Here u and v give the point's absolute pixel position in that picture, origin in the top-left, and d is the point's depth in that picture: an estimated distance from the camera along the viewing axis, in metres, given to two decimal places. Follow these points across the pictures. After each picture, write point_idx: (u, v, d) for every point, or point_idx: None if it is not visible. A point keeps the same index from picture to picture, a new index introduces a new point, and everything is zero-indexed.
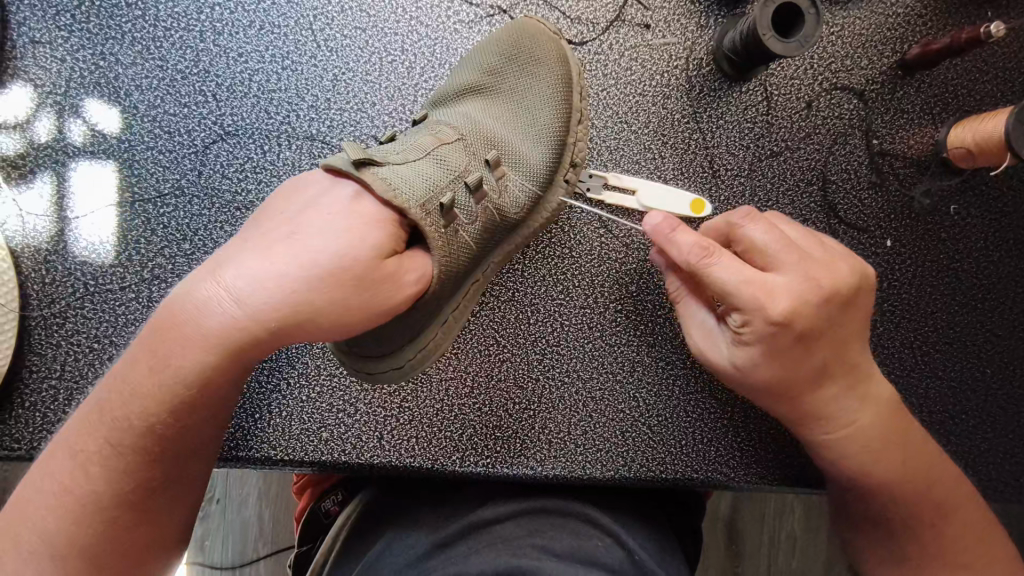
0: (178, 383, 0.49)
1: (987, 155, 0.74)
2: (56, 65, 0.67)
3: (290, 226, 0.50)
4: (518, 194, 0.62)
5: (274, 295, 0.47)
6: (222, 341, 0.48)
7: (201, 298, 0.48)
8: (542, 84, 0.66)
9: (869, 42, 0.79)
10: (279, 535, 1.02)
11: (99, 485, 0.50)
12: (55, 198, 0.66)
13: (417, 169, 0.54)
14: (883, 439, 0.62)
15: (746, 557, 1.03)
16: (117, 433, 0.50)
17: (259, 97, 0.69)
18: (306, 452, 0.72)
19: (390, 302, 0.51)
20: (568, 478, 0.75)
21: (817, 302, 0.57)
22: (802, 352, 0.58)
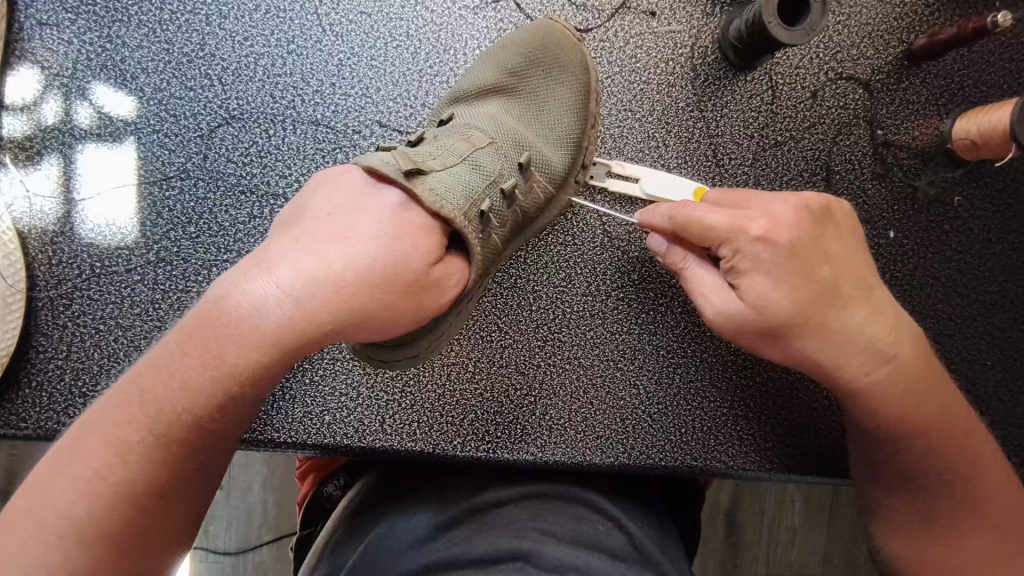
0: (228, 379, 0.47)
1: (992, 146, 0.75)
2: (63, 47, 0.67)
3: (336, 228, 0.50)
4: (538, 196, 0.63)
5: (331, 295, 0.47)
6: (278, 341, 0.46)
7: (257, 297, 0.46)
8: (564, 90, 0.66)
9: (875, 31, 0.79)
10: (282, 522, 1.03)
11: (133, 474, 0.46)
12: (61, 180, 0.67)
13: (458, 176, 0.55)
14: (906, 370, 0.59)
15: (746, 550, 1.04)
16: (153, 430, 0.46)
17: (265, 81, 0.69)
18: (308, 435, 0.73)
19: (432, 308, 0.52)
20: (568, 464, 0.75)
21: (814, 228, 0.57)
22: (812, 278, 0.56)
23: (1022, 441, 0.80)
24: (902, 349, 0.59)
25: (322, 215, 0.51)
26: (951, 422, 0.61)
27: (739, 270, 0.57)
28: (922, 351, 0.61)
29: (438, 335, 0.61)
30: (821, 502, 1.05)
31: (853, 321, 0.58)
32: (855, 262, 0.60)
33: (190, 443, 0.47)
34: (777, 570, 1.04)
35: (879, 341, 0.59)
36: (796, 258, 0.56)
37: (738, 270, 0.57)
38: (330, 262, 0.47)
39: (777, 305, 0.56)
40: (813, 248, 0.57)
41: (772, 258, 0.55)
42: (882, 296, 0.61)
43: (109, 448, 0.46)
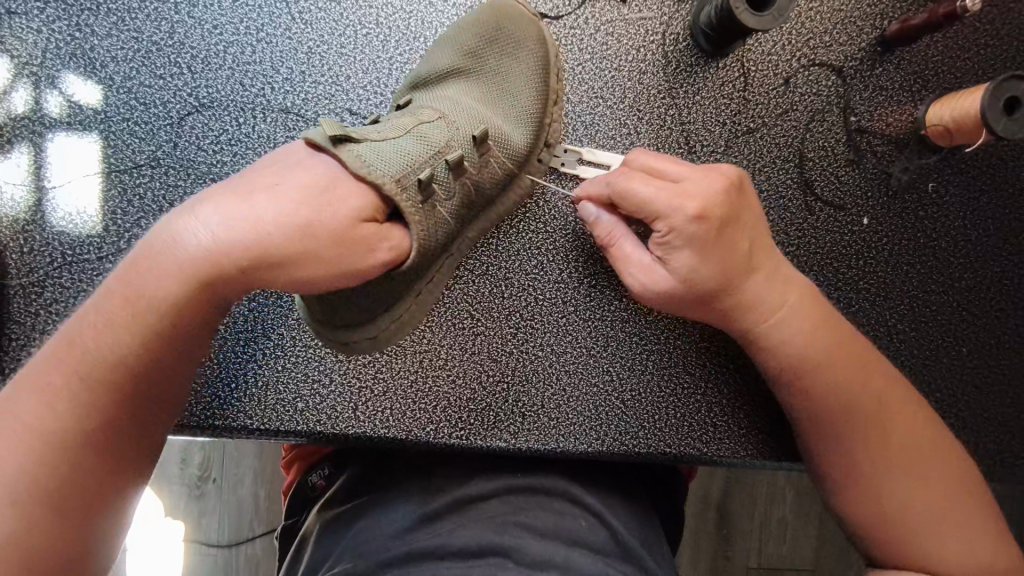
0: (153, 313, 0.50)
1: (964, 131, 0.75)
2: (32, 36, 0.67)
3: (272, 177, 0.52)
4: (497, 170, 0.64)
5: (253, 237, 0.49)
6: (194, 276, 0.49)
7: (184, 234, 0.50)
8: (521, 67, 0.67)
9: (848, 17, 0.79)
10: (272, 516, 1.03)
11: (66, 422, 0.50)
12: (32, 168, 0.67)
13: (398, 146, 0.56)
14: (818, 336, 0.64)
15: (736, 540, 1.04)
16: (88, 367, 0.50)
17: (234, 69, 0.69)
18: (282, 422, 0.73)
19: (362, 267, 0.51)
20: (541, 451, 0.75)
21: (734, 201, 0.61)
22: (729, 249, 0.61)
23: (996, 427, 0.81)
24: (809, 319, 0.64)
25: (265, 167, 0.53)
26: (876, 388, 0.64)
27: (670, 244, 0.61)
28: (831, 318, 0.65)
29: (402, 309, 0.62)
30: (808, 492, 1.05)
31: (762, 289, 0.63)
32: (765, 234, 0.64)
33: (121, 386, 0.51)
34: (768, 561, 1.05)
35: (778, 305, 0.64)
36: (719, 230, 0.60)
37: (668, 244, 0.61)
38: (258, 207, 0.49)
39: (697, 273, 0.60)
40: (731, 220, 0.60)
41: (696, 228, 0.59)
42: (790, 270, 0.65)
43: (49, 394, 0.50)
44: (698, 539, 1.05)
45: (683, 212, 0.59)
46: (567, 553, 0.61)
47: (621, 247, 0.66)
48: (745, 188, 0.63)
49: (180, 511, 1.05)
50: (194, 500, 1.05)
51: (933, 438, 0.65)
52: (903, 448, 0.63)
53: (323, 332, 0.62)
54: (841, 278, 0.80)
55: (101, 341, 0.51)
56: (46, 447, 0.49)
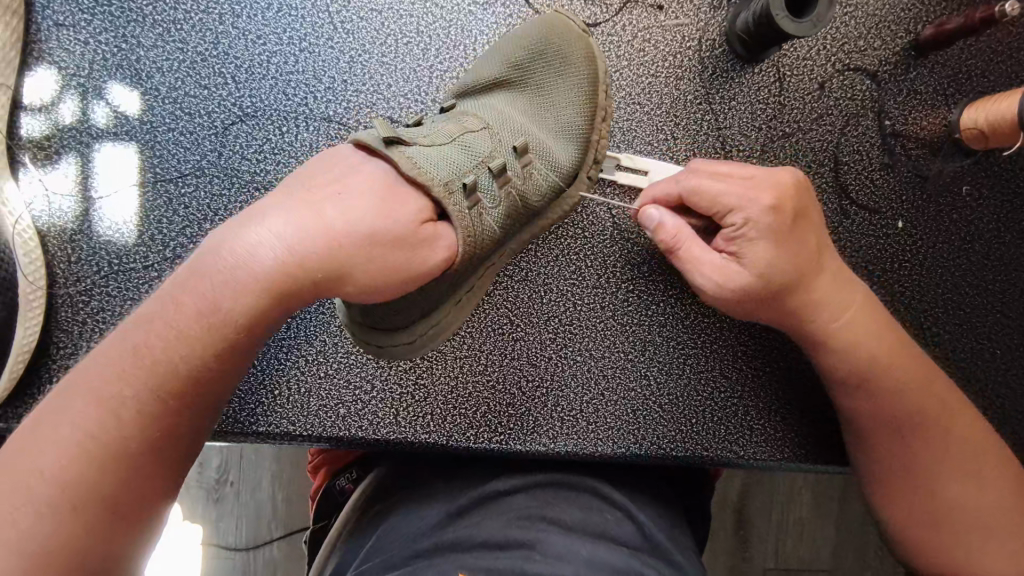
0: (227, 325, 0.50)
1: (1000, 134, 0.75)
2: (80, 48, 0.68)
3: (337, 186, 0.52)
4: (541, 182, 0.63)
5: (324, 246, 0.50)
6: (269, 285, 0.49)
7: (251, 241, 0.50)
8: (568, 83, 0.67)
9: (883, 22, 0.79)
10: (292, 517, 1.04)
11: (122, 433, 0.48)
12: (79, 178, 0.68)
13: (443, 153, 0.56)
14: (882, 332, 0.65)
15: (755, 540, 1.05)
16: (145, 375, 0.49)
17: (278, 79, 0.70)
18: (323, 427, 0.73)
19: (420, 270, 0.52)
20: (579, 454, 0.75)
21: (805, 202, 0.64)
22: (804, 244, 0.63)
23: None
24: (873, 320, 0.66)
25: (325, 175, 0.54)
26: (936, 389, 0.66)
27: (745, 237, 0.62)
28: (891, 320, 0.67)
29: (435, 319, 0.63)
30: (831, 493, 1.05)
31: (832, 284, 0.65)
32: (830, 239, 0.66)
33: (183, 396, 0.50)
34: (787, 561, 1.05)
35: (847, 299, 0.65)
36: (794, 225, 0.62)
37: (743, 237, 0.62)
38: (330, 216, 0.51)
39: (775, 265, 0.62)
40: (801, 219, 0.63)
41: (771, 221, 0.61)
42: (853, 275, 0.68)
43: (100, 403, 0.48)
44: (718, 539, 1.05)
45: (761, 205, 0.61)
46: (595, 544, 0.62)
47: (688, 249, 0.64)
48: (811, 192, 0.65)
49: (196, 516, 1.04)
50: (210, 503, 1.04)
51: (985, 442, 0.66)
52: (958, 448, 0.65)
53: (360, 333, 0.62)
54: (875, 281, 0.80)
55: (159, 346, 0.49)
56: (100, 458, 0.47)
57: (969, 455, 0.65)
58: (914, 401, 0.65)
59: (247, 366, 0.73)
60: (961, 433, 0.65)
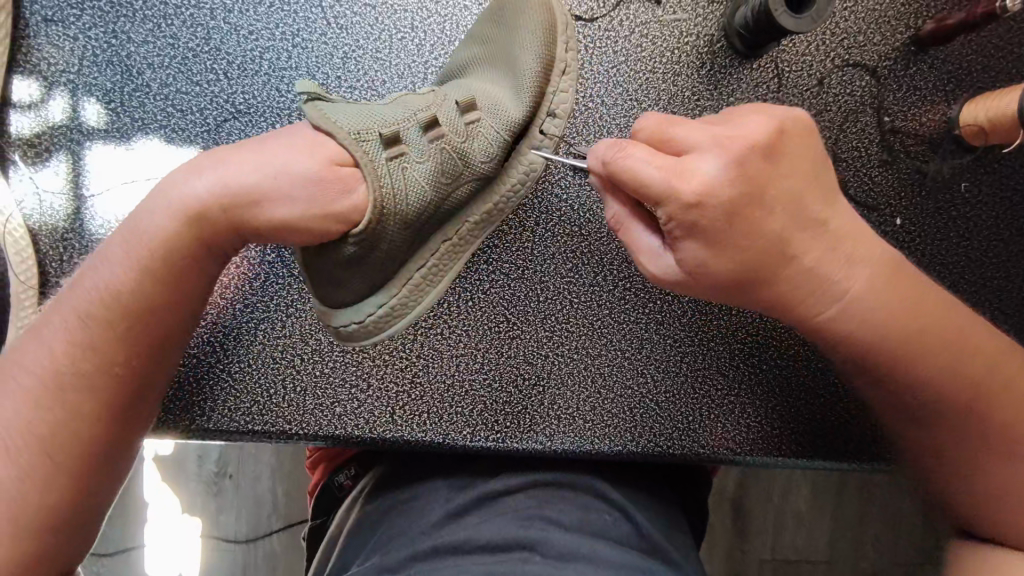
0: (160, 252, 0.54)
1: (1000, 131, 0.75)
2: (69, 44, 0.67)
3: (264, 140, 0.54)
4: (490, 140, 0.60)
5: (239, 192, 0.52)
6: (196, 214, 0.53)
7: (188, 180, 0.54)
8: (522, 33, 0.63)
9: (882, 17, 0.78)
10: (292, 511, 1.04)
11: (80, 358, 0.54)
12: (71, 177, 0.67)
13: (371, 110, 0.56)
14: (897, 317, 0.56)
15: (752, 534, 1.05)
16: (92, 308, 0.54)
17: (270, 75, 0.69)
18: (320, 426, 0.73)
19: (334, 207, 0.52)
20: (577, 453, 0.75)
21: (760, 179, 0.49)
22: (759, 233, 0.50)
23: None
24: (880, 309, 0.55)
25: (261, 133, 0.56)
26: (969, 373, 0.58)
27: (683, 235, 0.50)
28: (905, 288, 0.56)
29: (397, 287, 0.63)
30: (829, 488, 1.06)
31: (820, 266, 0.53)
32: (824, 197, 0.53)
33: (125, 321, 0.55)
34: (783, 554, 1.05)
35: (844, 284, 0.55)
36: (735, 213, 0.49)
37: (672, 234, 0.51)
38: (247, 168, 0.52)
39: (719, 268, 0.51)
40: (752, 206, 0.49)
41: (716, 212, 0.48)
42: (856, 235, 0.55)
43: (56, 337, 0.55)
44: (716, 533, 1.05)
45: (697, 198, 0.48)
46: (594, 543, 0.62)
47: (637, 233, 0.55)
48: (772, 156, 0.49)
49: (194, 510, 1.03)
50: (209, 497, 1.03)
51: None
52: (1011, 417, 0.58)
53: (321, 309, 0.62)
54: None
55: (105, 284, 0.55)
56: (54, 389, 0.54)
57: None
58: (941, 371, 0.58)
59: (242, 365, 0.73)
60: (1009, 398, 0.59)
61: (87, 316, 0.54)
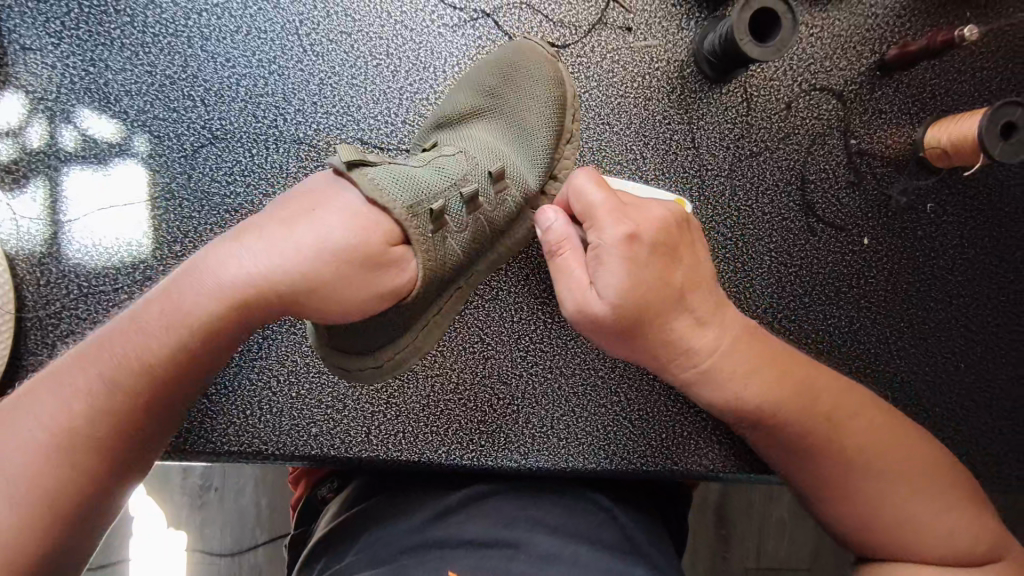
0: (192, 330, 0.51)
1: (962, 154, 0.77)
2: (46, 72, 0.68)
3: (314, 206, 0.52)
4: (510, 207, 0.63)
5: (291, 266, 0.50)
6: (237, 296, 0.50)
7: (225, 258, 0.50)
8: (541, 104, 0.67)
9: (848, 43, 0.80)
10: (277, 524, 1.04)
11: (89, 431, 0.50)
12: (48, 202, 0.68)
13: (415, 173, 0.56)
14: (769, 366, 0.63)
15: (736, 542, 1.06)
16: (122, 373, 0.51)
17: (246, 101, 0.70)
18: (296, 446, 0.74)
19: (387, 288, 0.52)
20: (551, 470, 0.77)
21: (672, 234, 0.60)
22: (665, 277, 0.58)
23: (994, 440, 0.83)
24: (747, 369, 0.62)
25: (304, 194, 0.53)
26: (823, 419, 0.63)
27: (599, 259, 0.57)
28: (770, 354, 0.64)
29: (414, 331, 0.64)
30: None
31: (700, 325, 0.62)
32: (703, 267, 0.63)
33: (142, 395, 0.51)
34: (767, 563, 1.06)
35: (714, 340, 0.62)
36: (652, 256, 0.58)
37: (596, 260, 0.57)
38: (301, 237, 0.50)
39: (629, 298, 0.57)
40: (659, 253, 0.58)
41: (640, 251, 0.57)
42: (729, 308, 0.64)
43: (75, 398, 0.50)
44: (699, 541, 1.06)
45: (616, 231, 0.57)
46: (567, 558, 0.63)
47: (566, 260, 0.60)
48: (681, 225, 0.61)
49: (179, 522, 1.03)
50: (194, 509, 1.03)
51: (894, 426, 0.66)
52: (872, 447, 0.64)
53: (333, 355, 0.61)
54: (843, 298, 0.82)
55: (138, 351, 0.51)
56: (62, 452, 0.49)
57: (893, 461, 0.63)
58: (814, 411, 0.63)
59: (219, 386, 0.74)
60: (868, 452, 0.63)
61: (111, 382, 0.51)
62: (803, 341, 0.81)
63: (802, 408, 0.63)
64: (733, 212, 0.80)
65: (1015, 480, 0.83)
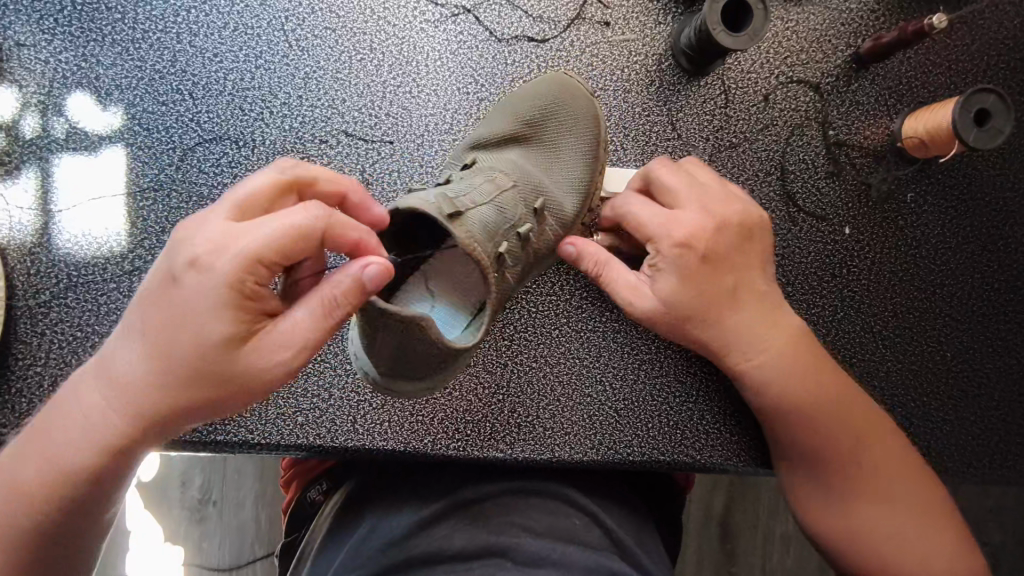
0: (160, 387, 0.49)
1: (939, 143, 0.78)
2: (39, 67, 0.70)
3: (207, 262, 0.46)
4: (549, 238, 0.66)
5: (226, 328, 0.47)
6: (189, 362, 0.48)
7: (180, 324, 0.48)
8: (579, 141, 0.68)
9: (823, 36, 0.82)
10: (275, 537, 0.98)
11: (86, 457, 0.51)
12: (40, 193, 0.70)
13: (484, 216, 0.57)
14: (795, 360, 0.67)
15: (739, 558, 1.00)
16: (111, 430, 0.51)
17: (234, 95, 0.72)
18: (282, 435, 0.75)
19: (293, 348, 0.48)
20: (536, 459, 0.77)
21: (725, 242, 0.64)
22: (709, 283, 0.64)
23: (984, 430, 0.83)
24: (791, 376, 0.66)
25: (194, 255, 0.47)
26: (841, 420, 0.66)
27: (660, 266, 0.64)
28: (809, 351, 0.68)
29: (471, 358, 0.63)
30: None
31: (735, 321, 0.66)
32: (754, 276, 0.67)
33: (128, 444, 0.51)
34: None
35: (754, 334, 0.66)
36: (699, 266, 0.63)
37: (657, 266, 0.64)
38: (208, 330, 0.47)
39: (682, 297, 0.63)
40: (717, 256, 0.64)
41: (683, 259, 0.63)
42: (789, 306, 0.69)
43: (2, 488, 0.51)
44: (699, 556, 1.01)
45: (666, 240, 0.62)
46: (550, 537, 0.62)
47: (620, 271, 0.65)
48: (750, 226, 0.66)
49: (177, 537, 0.98)
50: (192, 522, 0.98)
51: (908, 456, 0.68)
52: (892, 465, 0.66)
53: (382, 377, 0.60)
54: (827, 287, 0.82)
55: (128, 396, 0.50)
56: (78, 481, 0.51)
57: (895, 484, 0.66)
58: (835, 413, 0.66)
59: None
60: (876, 466, 0.66)
61: (20, 490, 0.51)
62: None
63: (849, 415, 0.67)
64: None
65: (1006, 471, 0.83)
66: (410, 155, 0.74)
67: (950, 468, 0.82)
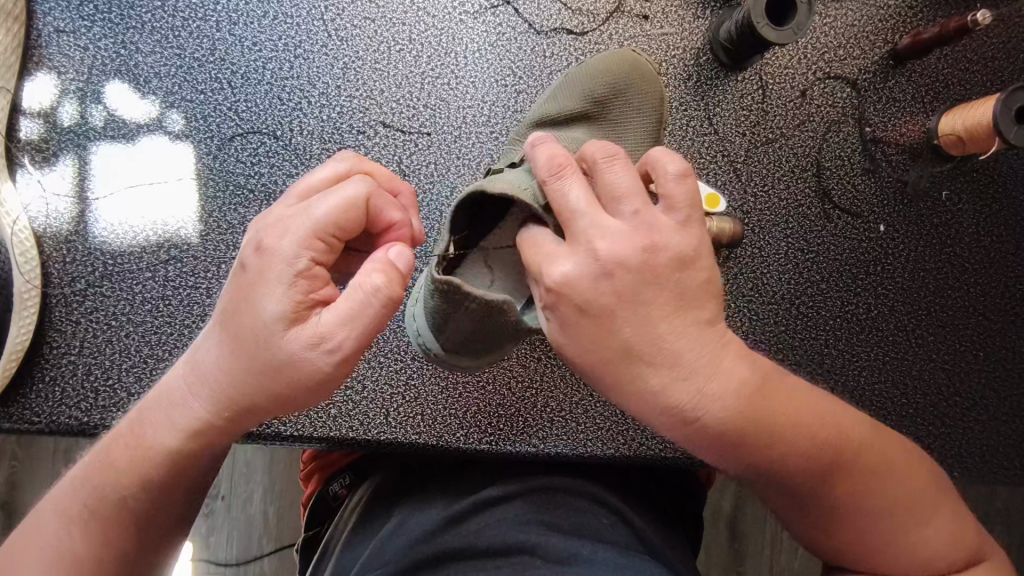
0: (222, 370, 0.47)
1: (976, 140, 0.77)
2: (78, 53, 0.70)
3: (271, 245, 0.46)
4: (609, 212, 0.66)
5: (278, 295, 0.45)
6: (241, 337, 0.46)
7: (243, 298, 0.47)
8: (643, 121, 0.69)
9: (861, 32, 0.82)
10: (285, 533, 0.94)
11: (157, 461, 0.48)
12: (76, 180, 0.69)
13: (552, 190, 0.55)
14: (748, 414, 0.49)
15: (750, 558, 0.98)
16: (177, 420, 0.48)
17: (272, 85, 0.71)
18: (315, 428, 0.74)
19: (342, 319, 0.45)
20: (569, 455, 0.76)
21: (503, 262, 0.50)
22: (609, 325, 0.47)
23: (1015, 431, 0.83)
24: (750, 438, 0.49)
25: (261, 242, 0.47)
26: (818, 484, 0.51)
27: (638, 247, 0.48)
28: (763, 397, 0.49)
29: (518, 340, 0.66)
30: None
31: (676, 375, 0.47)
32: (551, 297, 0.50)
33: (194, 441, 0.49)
34: None
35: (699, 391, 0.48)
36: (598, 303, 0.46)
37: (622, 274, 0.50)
38: (268, 307, 0.45)
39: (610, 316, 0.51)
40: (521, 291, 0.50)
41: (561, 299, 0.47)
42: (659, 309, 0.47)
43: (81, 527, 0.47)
44: (712, 557, 0.99)
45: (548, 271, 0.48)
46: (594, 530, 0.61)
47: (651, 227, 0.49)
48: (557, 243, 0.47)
49: None
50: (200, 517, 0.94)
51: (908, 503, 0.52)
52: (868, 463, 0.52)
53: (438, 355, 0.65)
54: (861, 284, 0.82)
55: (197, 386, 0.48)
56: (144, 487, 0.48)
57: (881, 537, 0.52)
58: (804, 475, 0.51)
59: None
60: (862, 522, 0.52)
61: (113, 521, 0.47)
62: (820, 326, 0.81)
63: (801, 417, 0.50)
64: (750, 198, 0.80)
65: None
66: (447, 147, 0.73)
67: (978, 468, 0.81)
